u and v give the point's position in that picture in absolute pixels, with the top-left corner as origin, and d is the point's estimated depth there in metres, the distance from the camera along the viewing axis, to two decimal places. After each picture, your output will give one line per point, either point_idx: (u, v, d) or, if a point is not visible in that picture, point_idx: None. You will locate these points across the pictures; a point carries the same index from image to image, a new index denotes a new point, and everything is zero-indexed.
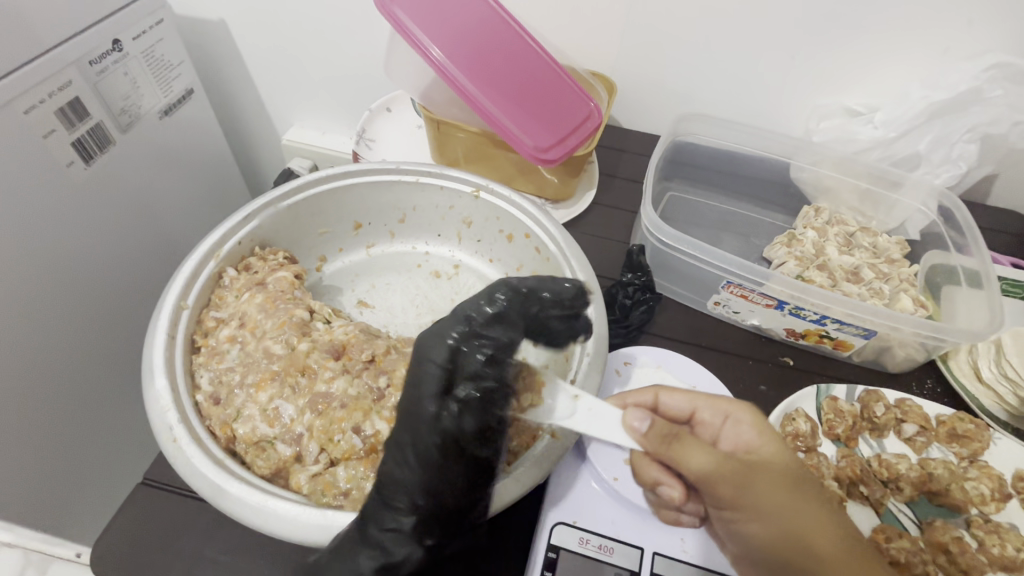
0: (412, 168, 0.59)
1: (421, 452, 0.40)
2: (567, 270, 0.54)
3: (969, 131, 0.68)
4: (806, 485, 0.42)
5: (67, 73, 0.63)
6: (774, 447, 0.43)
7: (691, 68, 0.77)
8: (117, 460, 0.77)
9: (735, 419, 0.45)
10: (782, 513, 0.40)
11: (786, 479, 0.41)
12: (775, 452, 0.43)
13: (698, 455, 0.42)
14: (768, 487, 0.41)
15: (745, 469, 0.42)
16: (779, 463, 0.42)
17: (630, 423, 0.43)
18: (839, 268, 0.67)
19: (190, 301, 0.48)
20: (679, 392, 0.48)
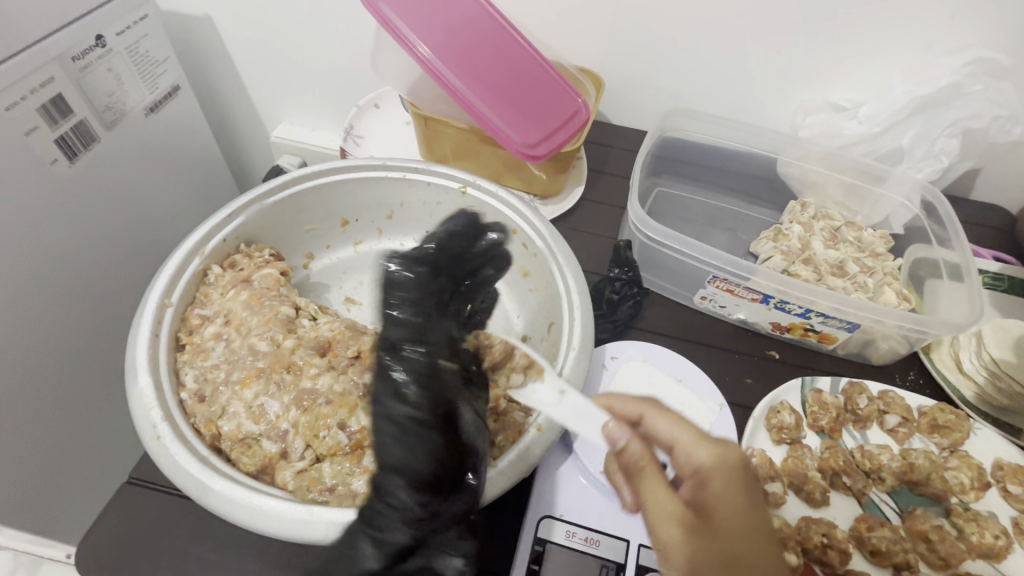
0: (399, 164, 0.59)
1: (396, 422, 0.40)
2: (554, 265, 0.55)
3: (950, 126, 0.68)
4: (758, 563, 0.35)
5: (48, 69, 0.62)
6: (737, 522, 0.36)
7: (679, 64, 0.77)
8: (105, 459, 0.77)
9: (705, 477, 0.38)
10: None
11: (732, 555, 0.35)
12: (742, 524, 0.36)
13: (653, 496, 0.38)
14: (703, 562, 0.35)
15: (690, 530, 0.36)
16: (740, 533, 0.36)
17: (610, 434, 0.41)
18: (824, 262, 0.68)
19: (174, 299, 0.47)
20: (672, 417, 0.41)
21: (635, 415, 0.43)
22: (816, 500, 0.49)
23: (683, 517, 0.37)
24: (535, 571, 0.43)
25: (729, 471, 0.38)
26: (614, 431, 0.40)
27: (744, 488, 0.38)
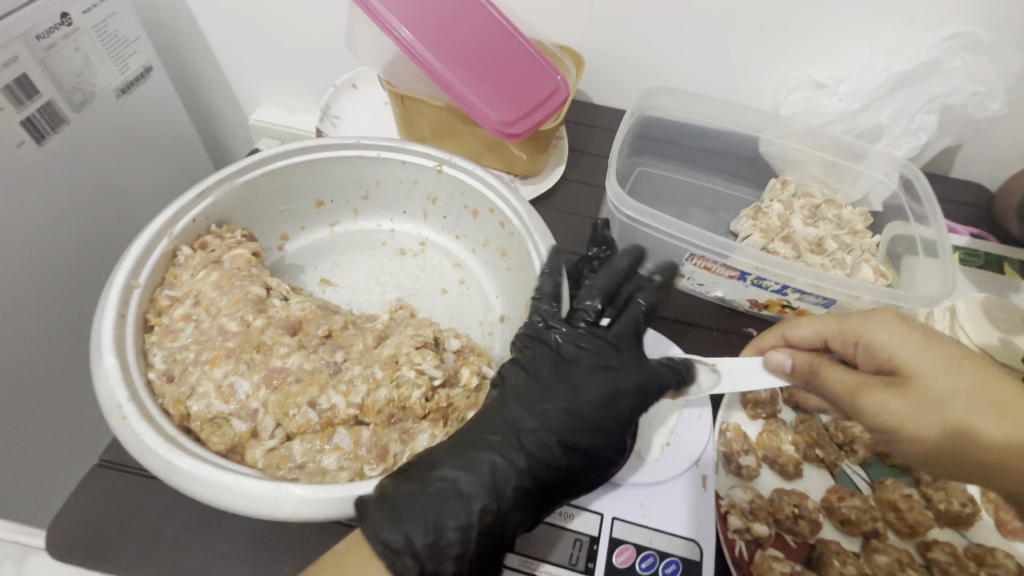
0: (373, 142, 0.58)
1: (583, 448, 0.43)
2: (530, 243, 0.55)
3: (928, 102, 0.68)
4: (971, 378, 0.41)
5: (12, 49, 0.60)
6: (924, 363, 0.42)
7: (660, 41, 0.76)
8: (73, 445, 0.76)
9: (866, 344, 0.45)
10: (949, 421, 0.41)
11: (941, 386, 0.41)
12: (928, 356, 0.42)
13: (841, 377, 0.45)
14: (914, 406, 0.42)
15: (879, 391, 0.43)
16: (926, 367, 0.42)
17: (775, 360, 0.49)
18: (803, 240, 0.68)
19: (141, 280, 0.46)
20: (803, 324, 0.51)
21: (778, 342, 0.53)
22: (790, 472, 0.50)
23: (866, 383, 0.43)
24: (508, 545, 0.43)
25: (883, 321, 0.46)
26: (776, 359, 0.49)
27: (907, 326, 0.44)
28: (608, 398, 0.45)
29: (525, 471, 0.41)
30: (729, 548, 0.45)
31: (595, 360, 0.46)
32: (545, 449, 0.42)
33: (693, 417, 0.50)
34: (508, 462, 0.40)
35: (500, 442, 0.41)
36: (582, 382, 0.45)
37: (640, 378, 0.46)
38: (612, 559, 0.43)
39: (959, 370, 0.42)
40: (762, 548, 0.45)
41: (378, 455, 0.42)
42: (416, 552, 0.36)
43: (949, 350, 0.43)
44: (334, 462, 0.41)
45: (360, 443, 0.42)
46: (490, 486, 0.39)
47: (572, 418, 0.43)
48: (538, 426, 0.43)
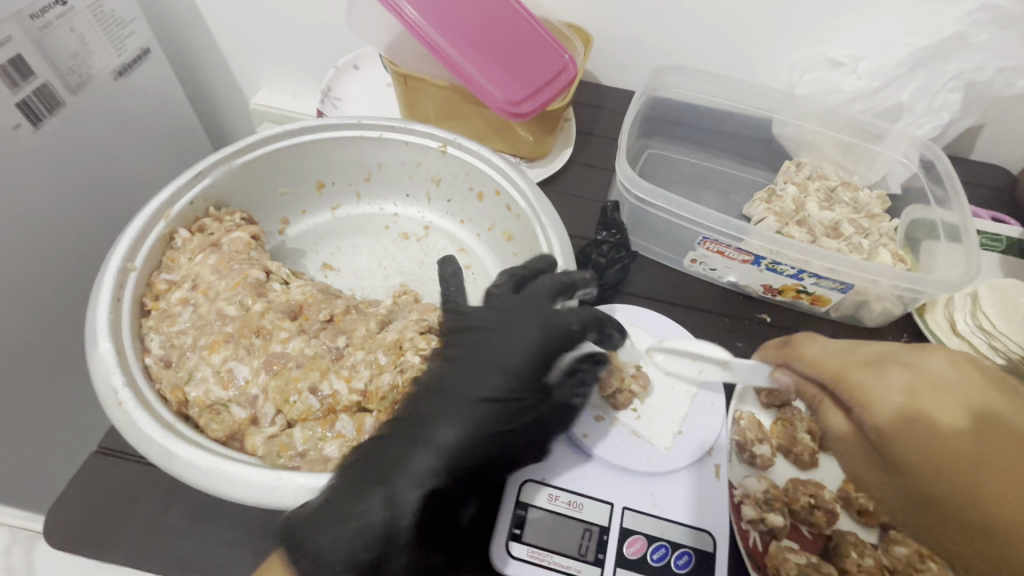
0: (376, 122, 0.57)
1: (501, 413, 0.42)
2: (537, 226, 0.53)
3: (952, 79, 0.65)
4: (989, 458, 0.31)
5: (6, 28, 0.58)
6: (908, 443, 0.33)
7: (671, 20, 0.74)
8: (70, 432, 0.75)
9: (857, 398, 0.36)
10: (941, 511, 0.32)
11: (914, 465, 0.33)
12: (918, 436, 0.33)
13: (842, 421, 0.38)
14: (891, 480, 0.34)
15: (875, 454, 0.36)
16: (910, 444, 0.33)
17: (781, 379, 0.44)
18: (819, 224, 0.66)
19: (137, 263, 0.45)
20: (818, 347, 0.42)
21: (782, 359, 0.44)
22: (805, 461, 0.48)
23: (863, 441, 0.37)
24: (517, 535, 0.41)
25: (891, 385, 0.35)
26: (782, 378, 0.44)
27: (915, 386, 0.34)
28: (518, 361, 0.44)
29: (440, 448, 0.40)
30: (743, 539, 0.44)
31: (506, 323, 0.46)
32: (472, 417, 0.42)
33: (706, 405, 0.48)
34: (431, 443, 0.40)
35: (434, 414, 0.41)
36: (495, 353, 0.44)
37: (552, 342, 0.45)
38: (623, 550, 0.41)
39: (963, 448, 0.32)
40: (777, 539, 0.44)
41: None
42: (320, 543, 0.35)
43: (957, 423, 0.32)
44: (338, 449, 0.40)
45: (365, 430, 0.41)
46: (389, 475, 0.38)
47: (495, 387, 0.43)
48: (456, 393, 0.42)
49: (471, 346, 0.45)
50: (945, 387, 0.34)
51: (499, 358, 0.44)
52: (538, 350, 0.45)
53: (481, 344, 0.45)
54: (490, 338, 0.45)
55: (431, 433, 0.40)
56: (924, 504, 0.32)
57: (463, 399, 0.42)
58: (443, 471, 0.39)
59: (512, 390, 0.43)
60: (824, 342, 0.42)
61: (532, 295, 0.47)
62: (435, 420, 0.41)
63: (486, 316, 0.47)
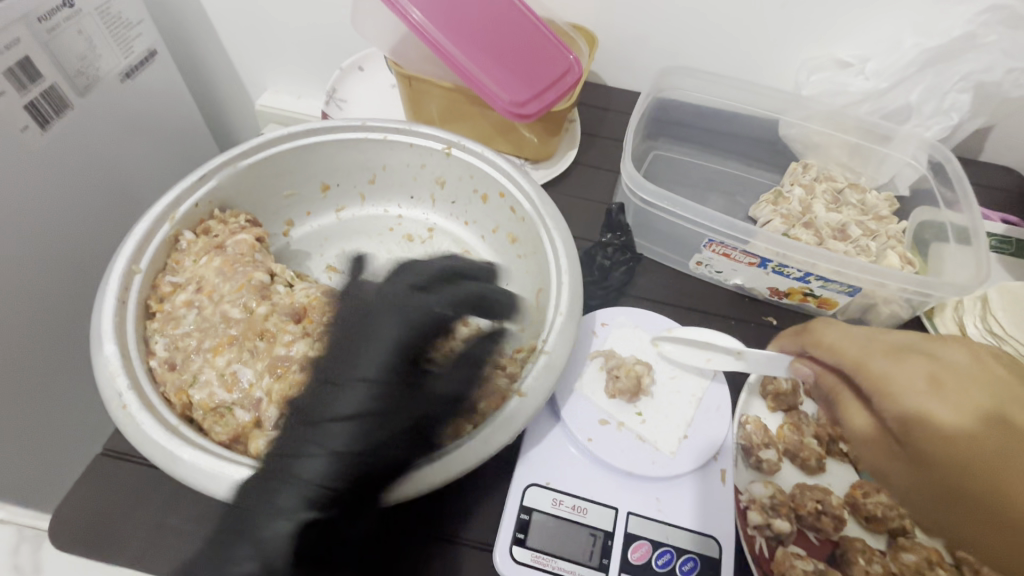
0: (380, 124, 0.57)
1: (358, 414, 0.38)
2: (541, 228, 0.53)
3: (962, 80, 0.65)
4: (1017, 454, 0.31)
5: (13, 31, 0.59)
6: (930, 439, 0.32)
7: (677, 21, 0.74)
8: (77, 432, 0.76)
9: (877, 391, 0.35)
10: (966, 504, 0.31)
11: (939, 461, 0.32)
12: (943, 431, 0.32)
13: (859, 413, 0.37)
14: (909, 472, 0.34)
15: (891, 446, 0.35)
16: (942, 441, 0.32)
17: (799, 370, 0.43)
18: (826, 226, 0.66)
19: (143, 265, 0.45)
20: (838, 335, 0.40)
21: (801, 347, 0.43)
22: (812, 466, 0.48)
23: (880, 434, 0.35)
24: (521, 540, 0.41)
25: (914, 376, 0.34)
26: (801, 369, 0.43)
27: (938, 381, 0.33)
28: (372, 357, 0.41)
29: (306, 481, 0.36)
30: (749, 545, 0.43)
31: (365, 325, 0.43)
32: (339, 432, 0.38)
33: (711, 410, 0.47)
34: (303, 463, 0.37)
35: (303, 436, 0.38)
36: (348, 352, 0.42)
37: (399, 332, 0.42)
38: (627, 555, 0.41)
39: (993, 443, 0.31)
40: (784, 545, 0.43)
41: None
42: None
43: (978, 422, 0.32)
44: None
45: None
46: (262, 519, 0.35)
47: (345, 391, 0.39)
48: (325, 403, 0.39)
49: (334, 354, 0.42)
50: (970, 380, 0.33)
51: (352, 356, 0.41)
52: (390, 343, 0.41)
53: (338, 355, 0.42)
54: (345, 338, 0.43)
55: (296, 449, 0.38)
56: (950, 499, 0.32)
57: (323, 417, 0.39)
58: (309, 490, 0.36)
59: (377, 395, 0.39)
60: (843, 330, 0.40)
61: (388, 292, 0.46)
62: (300, 432, 0.38)
63: (343, 318, 0.45)
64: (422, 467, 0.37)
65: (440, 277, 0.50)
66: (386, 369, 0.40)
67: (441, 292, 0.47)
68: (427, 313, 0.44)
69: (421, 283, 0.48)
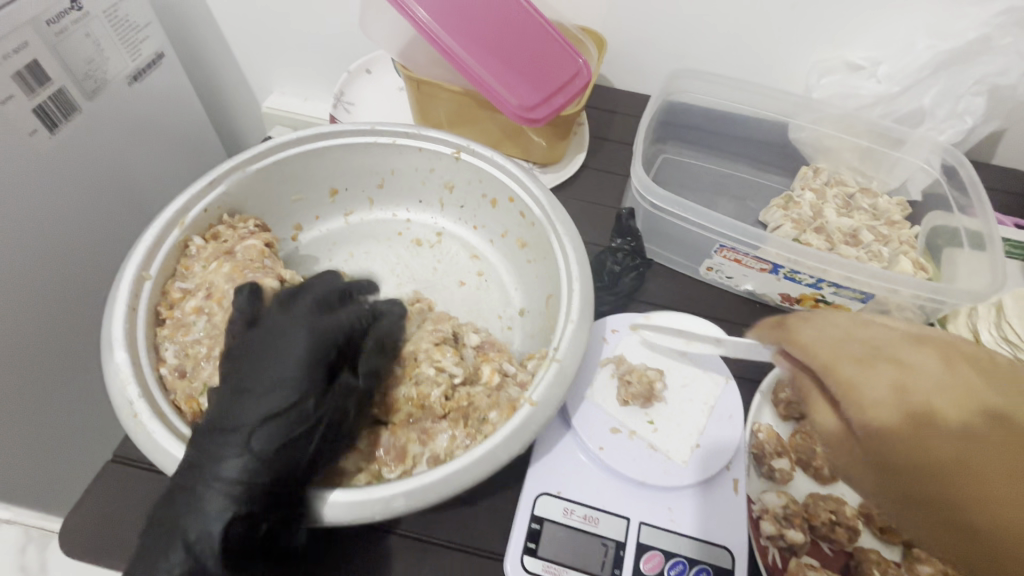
0: (389, 128, 0.56)
1: (271, 419, 0.36)
2: (552, 234, 0.52)
3: (976, 83, 0.64)
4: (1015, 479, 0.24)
5: (22, 34, 0.59)
6: (899, 445, 0.25)
7: (686, 24, 0.73)
8: (87, 435, 0.76)
9: (841, 393, 0.27)
10: (940, 526, 0.24)
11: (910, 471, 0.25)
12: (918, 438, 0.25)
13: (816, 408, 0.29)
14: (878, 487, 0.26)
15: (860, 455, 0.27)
16: (915, 458, 0.25)
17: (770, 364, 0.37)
18: (837, 231, 0.65)
19: (152, 271, 0.45)
20: (812, 323, 0.31)
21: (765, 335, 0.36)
22: (824, 476, 0.47)
23: (843, 442, 0.28)
24: (532, 550, 0.41)
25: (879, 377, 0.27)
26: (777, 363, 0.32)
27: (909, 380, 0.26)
28: (283, 361, 0.38)
29: (227, 485, 0.34)
30: (762, 555, 0.43)
31: (274, 334, 0.39)
32: (255, 436, 0.36)
33: (724, 418, 0.47)
34: (222, 469, 0.35)
35: (222, 440, 0.36)
36: (258, 355, 0.39)
37: (311, 336, 0.39)
38: (640, 565, 0.41)
39: (981, 464, 0.24)
40: (797, 556, 0.43)
41: (397, 457, 0.41)
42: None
43: (955, 430, 0.25)
44: (352, 463, 0.40)
45: (379, 444, 0.41)
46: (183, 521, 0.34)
47: (258, 398, 0.37)
48: (241, 408, 0.37)
49: (245, 358, 0.39)
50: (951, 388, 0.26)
51: (260, 358, 0.38)
52: (302, 348, 0.38)
53: (247, 361, 0.38)
54: (256, 342, 0.39)
55: (213, 454, 0.35)
56: (922, 521, 0.25)
57: (241, 423, 0.36)
58: (234, 494, 0.34)
59: (295, 399, 0.37)
60: (814, 320, 0.31)
61: (292, 306, 0.41)
62: (217, 436, 0.36)
63: (259, 327, 0.41)
64: (382, 496, 0.35)
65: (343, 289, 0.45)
66: (297, 375, 0.37)
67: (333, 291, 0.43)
68: (338, 323, 0.41)
69: (325, 296, 0.43)
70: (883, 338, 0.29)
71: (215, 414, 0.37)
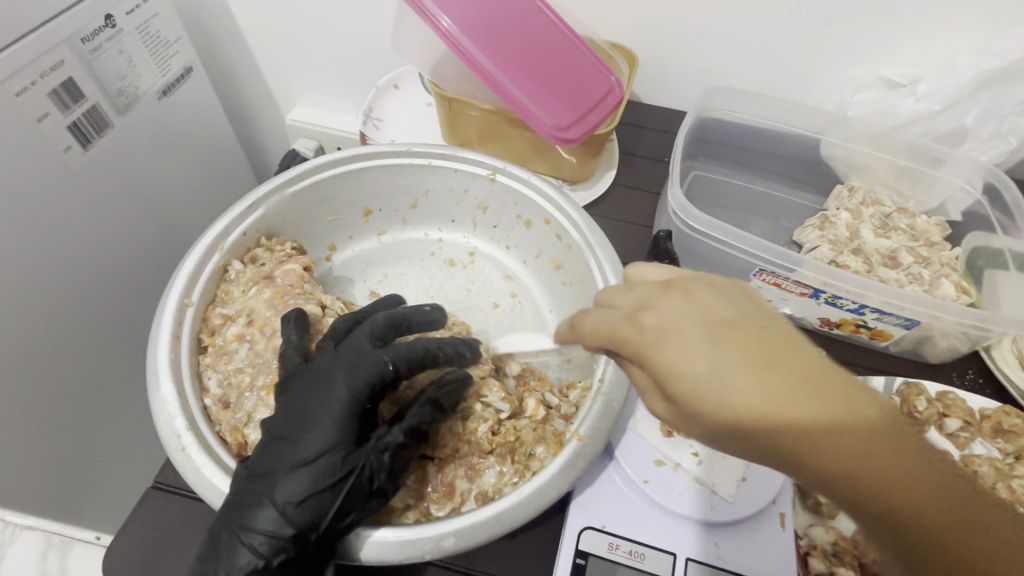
0: (425, 149, 0.56)
1: (301, 468, 0.36)
2: (591, 259, 0.51)
3: (1021, 104, 0.63)
4: (783, 370, 0.27)
5: (58, 52, 0.59)
6: (711, 379, 0.28)
7: (718, 41, 0.72)
8: (117, 449, 0.76)
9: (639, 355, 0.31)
10: (775, 443, 0.27)
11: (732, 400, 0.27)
12: (716, 365, 0.28)
13: (637, 375, 0.33)
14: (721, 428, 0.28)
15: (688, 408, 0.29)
16: (710, 390, 0.28)
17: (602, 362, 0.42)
18: (875, 252, 0.64)
19: (194, 298, 0.45)
20: (605, 308, 0.34)
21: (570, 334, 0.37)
22: None
23: (664, 393, 0.31)
24: None
25: (649, 329, 0.30)
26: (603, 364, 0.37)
27: (679, 316, 0.30)
28: (323, 410, 0.38)
29: (254, 532, 0.34)
30: None
31: (318, 378, 0.40)
32: (290, 485, 0.36)
33: None
34: (251, 517, 0.35)
35: (259, 489, 0.36)
36: (301, 401, 0.39)
37: (350, 385, 0.39)
38: None
39: (768, 366, 0.27)
40: None
41: (445, 494, 0.41)
42: None
43: (727, 357, 0.28)
44: (400, 499, 0.40)
45: (427, 481, 0.41)
46: (217, 570, 0.35)
47: (292, 446, 0.37)
48: (276, 454, 0.37)
49: (291, 402, 0.39)
50: (699, 319, 0.29)
51: (303, 401, 0.39)
52: (341, 397, 0.38)
53: (290, 405, 0.39)
54: (302, 385, 0.40)
55: (248, 498, 0.36)
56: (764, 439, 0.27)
57: (278, 469, 0.36)
58: (263, 543, 0.34)
59: (327, 449, 0.37)
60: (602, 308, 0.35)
61: (344, 349, 0.41)
62: (253, 482, 0.36)
63: (304, 367, 0.41)
64: (433, 534, 0.36)
65: (399, 321, 0.44)
66: (335, 426, 0.37)
67: (385, 327, 0.43)
68: (376, 365, 0.39)
69: (378, 331, 0.42)
70: (648, 299, 0.32)
71: (257, 457, 0.37)
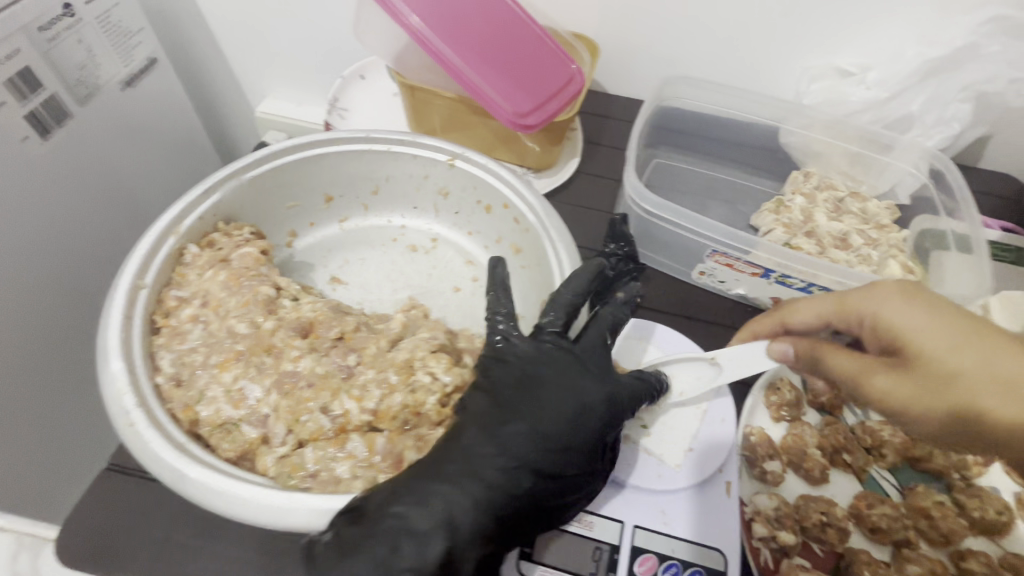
0: (384, 135, 0.57)
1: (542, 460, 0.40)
2: (547, 241, 0.52)
3: (963, 90, 0.66)
4: (1009, 350, 0.37)
5: (14, 41, 0.59)
6: (944, 346, 0.38)
7: (678, 31, 0.74)
8: (81, 443, 0.75)
9: (871, 323, 0.43)
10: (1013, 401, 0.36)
11: (968, 362, 0.38)
12: (938, 332, 0.39)
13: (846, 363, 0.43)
14: (960, 390, 0.38)
15: (923, 375, 0.39)
16: (949, 351, 0.38)
17: (779, 351, 0.47)
18: (827, 235, 0.66)
19: (148, 280, 0.46)
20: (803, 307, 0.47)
21: (777, 327, 0.49)
22: (815, 478, 0.48)
23: (889, 366, 0.41)
24: (528, 553, 0.42)
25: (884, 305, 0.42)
26: (778, 347, 0.48)
27: (910, 301, 0.41)
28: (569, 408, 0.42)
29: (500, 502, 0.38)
30: (755, 557, 0.44)
31: (569, 379, 0.43)
32: (506, 475, 0.39)
33: (717, 422, 0.48)
34: (496, 490, 0.39)
35: (437, 485, 0.38)
36: (543, 396, 0.42)
37: (608, 395, 0.43)
38: (634, 568, 0.41)
39: (989, 347, 0.38)
40: (788, 556, 0.44)
41: (393, 464, 0.41)
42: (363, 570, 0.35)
43: (960, 328, 0.39)
44: (348, 470, 0.40)
45: (376, 450, 0.41)
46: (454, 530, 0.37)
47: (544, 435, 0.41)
48: (528, 444, 0.40)
49: (521, 398, 0.42)
50: (930, 299, 0.41)
51: (550, 395, 0.42)
52: (596, 402, 0.43)
53: (540, 397, 0.42)
54: (545, 375, 0.43)
55: (493, 474, 0.39)
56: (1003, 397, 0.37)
57: (527, 454, 0.40)
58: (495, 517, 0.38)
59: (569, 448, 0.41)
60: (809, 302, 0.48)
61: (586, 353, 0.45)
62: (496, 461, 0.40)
63: (531, 358, 0.44)
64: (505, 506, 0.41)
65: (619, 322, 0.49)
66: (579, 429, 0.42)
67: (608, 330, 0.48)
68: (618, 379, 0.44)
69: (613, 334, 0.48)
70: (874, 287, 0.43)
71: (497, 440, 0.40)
